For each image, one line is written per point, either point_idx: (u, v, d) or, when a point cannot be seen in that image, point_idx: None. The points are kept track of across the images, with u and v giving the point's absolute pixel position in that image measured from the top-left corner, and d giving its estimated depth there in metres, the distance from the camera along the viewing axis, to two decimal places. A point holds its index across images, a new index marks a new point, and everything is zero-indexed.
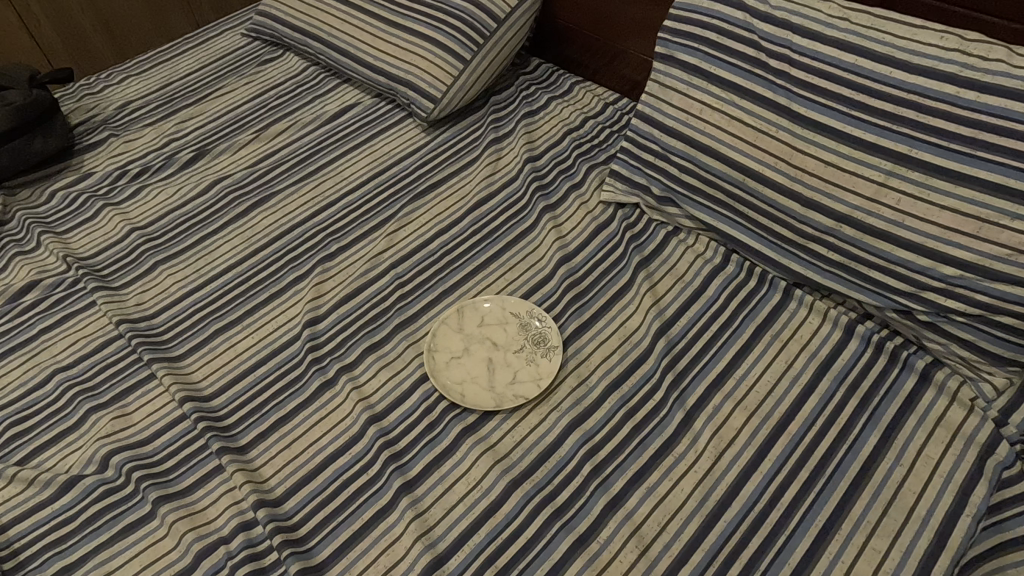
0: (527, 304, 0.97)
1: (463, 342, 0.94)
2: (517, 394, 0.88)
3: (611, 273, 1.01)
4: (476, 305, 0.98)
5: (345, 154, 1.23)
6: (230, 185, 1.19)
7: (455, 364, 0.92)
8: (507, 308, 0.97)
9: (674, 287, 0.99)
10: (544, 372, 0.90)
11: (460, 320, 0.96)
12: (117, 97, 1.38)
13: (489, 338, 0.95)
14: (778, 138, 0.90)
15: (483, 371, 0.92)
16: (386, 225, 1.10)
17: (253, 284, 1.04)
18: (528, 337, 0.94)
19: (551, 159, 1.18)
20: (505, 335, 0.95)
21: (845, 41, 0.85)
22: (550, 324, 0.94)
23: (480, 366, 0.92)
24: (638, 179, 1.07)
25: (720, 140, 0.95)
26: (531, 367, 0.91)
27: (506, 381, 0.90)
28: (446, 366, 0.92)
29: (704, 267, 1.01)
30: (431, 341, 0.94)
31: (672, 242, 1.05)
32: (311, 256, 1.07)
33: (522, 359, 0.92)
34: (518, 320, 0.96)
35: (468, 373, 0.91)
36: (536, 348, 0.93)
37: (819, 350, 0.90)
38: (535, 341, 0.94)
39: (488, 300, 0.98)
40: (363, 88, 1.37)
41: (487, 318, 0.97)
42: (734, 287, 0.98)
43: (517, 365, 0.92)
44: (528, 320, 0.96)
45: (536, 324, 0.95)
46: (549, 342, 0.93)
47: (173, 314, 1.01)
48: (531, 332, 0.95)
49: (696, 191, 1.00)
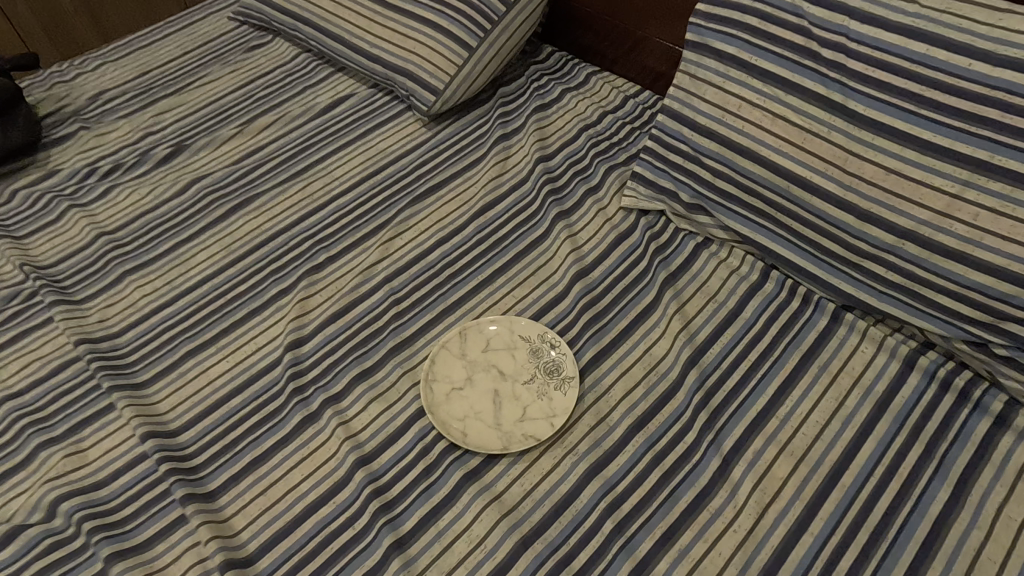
0: (540, 327, 0.85)
1: (465, 370, 0.83)
2: (526, 434, 0.77)
3: (634, 291, 0.89)
4: (481, 327, 0.86)
5: (337, 152, 1.12)
6: (209, 185, 1.07)
7: (456, 396, 0.81)
8: (516, 331, 0.86)
9: (706, 308, 0.87)
10: (558, 408, 0.78)
11: (462, 344, 0.85)
12: (90, 85, 1.26)
13: (495, 366, 0.84)
14: (830, 139, 0.78)
15: (488, 405, 0.80)
16: (381, 233, 0.99)
17: (230, 299, 0.93)
18: (539, 366, 0.83)
19: (565, 158, 1.06)
20: (513, 363, 0.84)
21: (915, 28, 0.73)
22: (565, 351, 0.83)
23: (485, 399, 0.81)
24: (663, 183, 0.94)
25: (761, 141, 0.83)
26: (543, 402, 0.80)
27: (513, 418, 0.79)
28: (446, 399, 0.80)
29: (739, 284, 0.89)
30: (430, 370, 0.82)
31: (702, 255, 0.93)
32: (296, 267, 0.96)
33: (533, 392, 0.81)
34: (528, 345, 0.85)
35: (469, 407, 0.80)
36: (548, 379, 0.82)
37: (874, 385, 0.78)
38: (547, 371, 0.82)
39: (495, 320, 0.86)
40: (358, 78, 1.25)
41: (494, 343, 0.85)
42: (775, 309, 0.86)
43: (527, 400, 0.80)
44: (539, 345, 0.84)
45: (548, 350, 0.84)
46: (564, 373, 0.81)
47: (139, 334, 0.90)
48: (542, 359, 0.83)
49: (730, 199, 0.88)
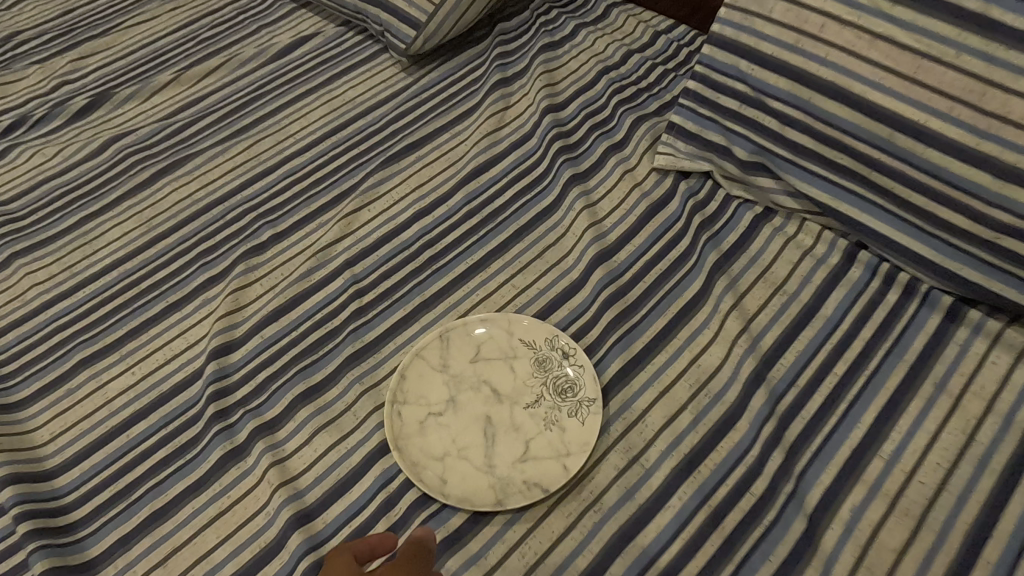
0: (547, 329, 0.63)
1: (446, 390, 0.61)
2: (530, 481, 0.56)
3: (674, 280, 0.67)
4: (468, 329, 0.64)
5: (294, 102, 0.89)
6: (131, 144, 0.84)
7: (434, 426, 0.59)
8: (516, 334, 0.64)
9: (772, 302, 0.64)
10: (575, 445, 0.57)
11: (441, 353, 0.63)
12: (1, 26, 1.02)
13: (488, 382, 0.62)
14: (962, 68, 0.55)
15: (478, 437, 0.59)
16: (343, 204, 0.76)
17: (143, 290, 0.71)
18: (548, 384, 0.61)
19: (581, 107, 0.83)
20: (512, 378, 0.62)
21: None
22: (583, 363, 0.61)
23: (473, 428, 0.59)
24: (711, 136, 0.71)
25: (855, 73, 0.60)
26: (553, 436, 0.58)
27: (512, 457, 0.57)
28: (419, 430, 0.59)
29: (817, 268, 0.66)
30: (398, 389, 0.60)
31: (762, 229, 0.70)
32: (233, 247, 0.74)
33: (540, 421, 0.59)
34: (532, 355, 0.63)
35: (452, 441, 0.58)
36: (560, 403, 0.60)
37: (1018, 411, 0.55)
38: (558, 391, 0.61)
39: (487, 319, 0.64)
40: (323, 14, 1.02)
41: (486, 350, 0.63)
42: (866, 303, 0.63)
43: (531, 431, 0.59)
44: (548, 355, 0.62)
45: (560, 361, 0.62)
46: (581, 395, 0.60)
47: (22, 336, 0.68)
48: (551, 374, 0.61)
49: (805, 155, 0.65)
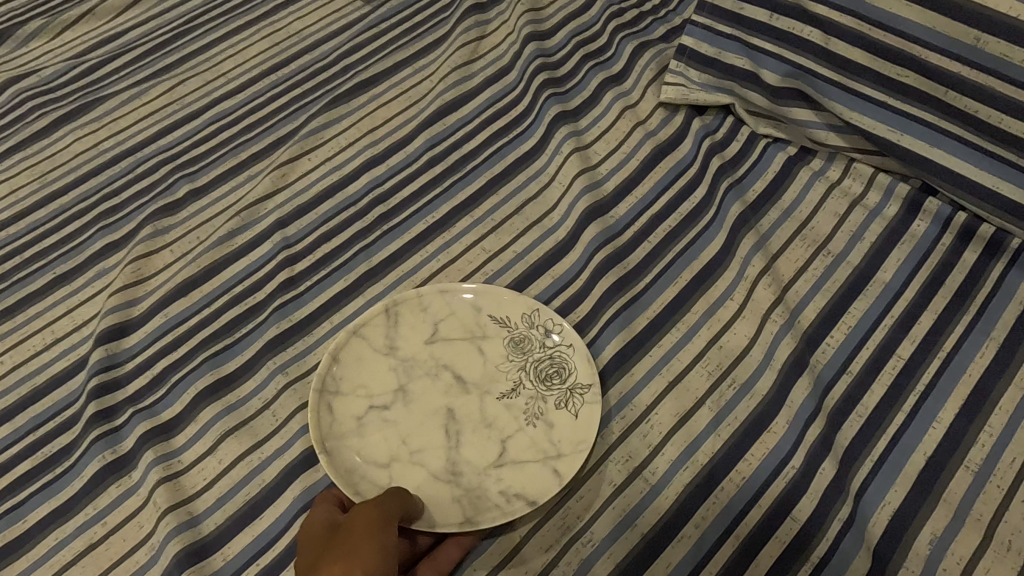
0: (526, 301, 0.48)
1: (393, 377, 0.46)
2: (509, 492, 0.42)
3: (687, 238, 0.53)
4: (421, 300, 0.49)
5: (231, 35, 0.74)
6: (32, 86, 0.70)
7: (377, 425, 0.44)
8: (485, 311, 0.49)
9: (813, 263, 0.50)
10: (567, 445, 0.43)
11: (387, 331, 0.48)
12: None
13: (450, 367, 0.47)
14: None
15: (437, 436, 0.44)
16: (278, 154, 0.62)
17: (27, 259, 0.57)
18: (527, 368, 0.47)
19: (571, 34, 0.68)
20: (481, 363, 0.47)
21: None
22: (573, 342, 0.47)
23: (430, 426, 0.45)
24: (731, 59, 0.56)
25: None
26: (537, 433, 0.44)
27: (483, 463, 0.43)
28: (357, 429, 0.44)
29: (870, 221, 0.52)
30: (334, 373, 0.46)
31: (797, 174, 0.55)
32: (142, 206, 0.60)
33: (518, 414, 0.45)
34: (506, 333, 0.48)
35: (401, 443, 0.44)
36: (544, 391, 0.46)
37: None
38: (541, 377, 0.46)
39: (446, 287, 0.49)
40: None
41: (445, 327, 0.48)
42: (936, 265, 0.49)
43: (507, 428, 0.45)
44: (526, 332, 0.48)
45: (542, 340, 0.47)
46: (573, 381, 0.46)
47: None
48: (532, 356, 0.47)
49: (860, 73, 0.50)
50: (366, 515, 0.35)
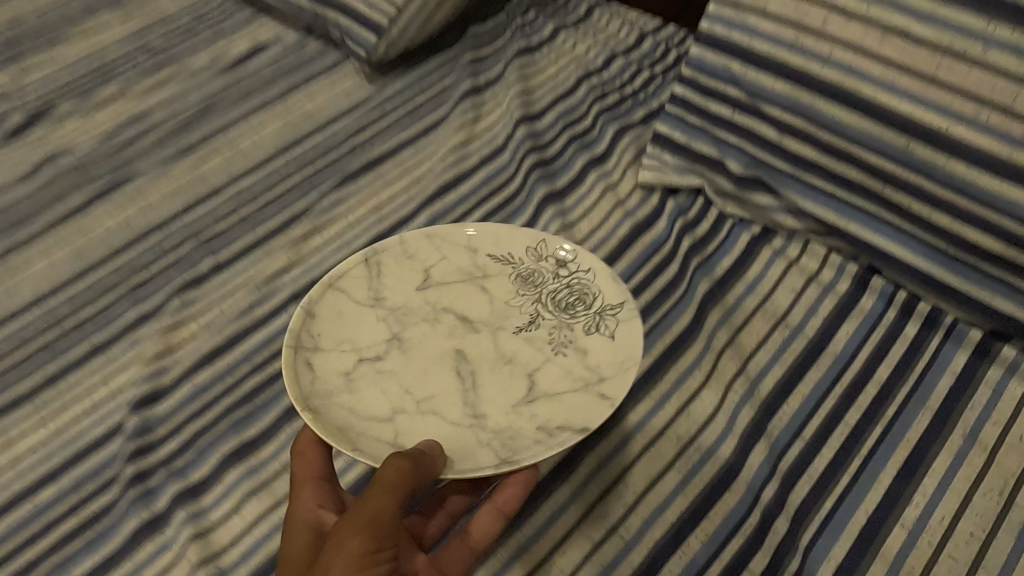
0: (535, 236, 0.57)
1: (386, 328, 0.53)
2: (552, 415, 0.49)
3: (663, 309, 0.58)
4: (406, 250, 0.56)
5: (248, 115, 0.81)
6: (67, 166, 0.77)
7: (371, 373, 0.50)
8: (482, 252, 0.57)
9: (772, 337, 0.56)
10: (608, 365, 0.50)
11: (372, 284, 0.54)
12: None
13: (451, 309, 0.55)
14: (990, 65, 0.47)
15: (453, 381, 0.51)
16: (293, 231, 0.69)
17: (66, 331, 0.63)
18: (545, 301, 0.55)
19: (558, 117, 0.75)
20: (489, 302, 0.55)
21: None
22: (590, 269, 0.55)
23: (442, 371, 0.51)
24: (699, 147, 0.63)
25: (863, 73, 0.52)
26: (565, 355, 0.52)
27: (510, 405, 0.50)
28: (346, 384, 0.49)
29: (823, 297, 0.58)
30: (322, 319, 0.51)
31: (760, 252, 0.62)
32: (169, 279, 0.66)
33: (542, 344, 0.53)
34: (515, 270, 0.57)
35: (405, 393, 0.50)
36: (569, 318, 0.54)
37: None
38: (560, 307, 0.54)
39: (434, 233, 0.57)
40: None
41: (439, 273, 0.56)
42: (881, 338, 0.55)
43: (533, 361, 0.52)
44: (535, 267, 0.57)
45: (553, 274, 0.56)
46: (599, 305, 0.53)
47: None
48: (547, 287, 0.55)
49: (806, 166, 0.57)
50: (348, 543, 0.38)
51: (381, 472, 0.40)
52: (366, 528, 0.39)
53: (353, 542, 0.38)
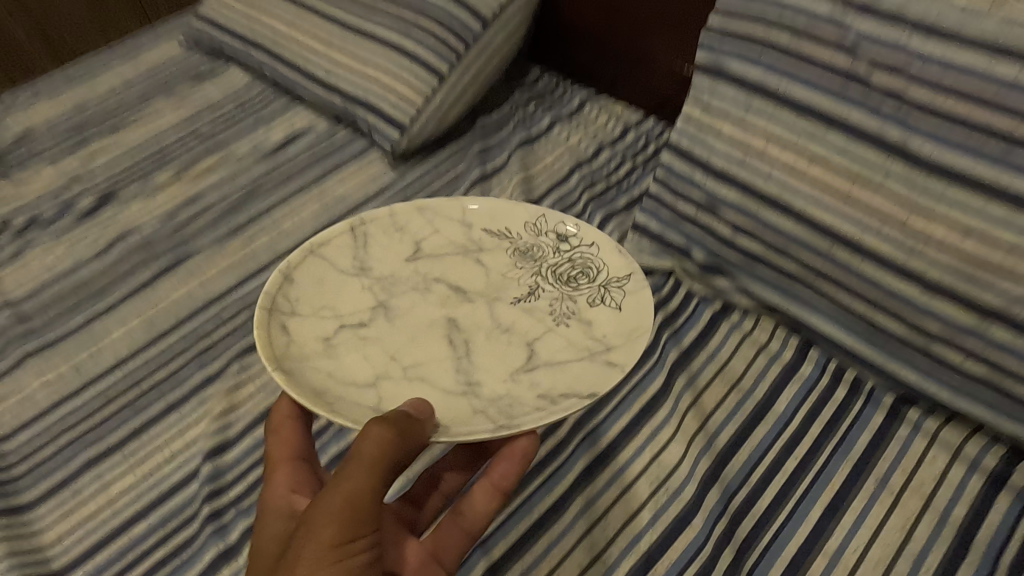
0: (534, 214, 0.70)
1: (371, 296, 0.64)
2: (554, 377, 0.58)
3: (638, 376, 0.71)
4: (391, 222, 0.68)
5: (289, 199, 0.94)
6: (137, 244, 0.91)
7: (351, 339, 0.60)
8: (479, 228, 0.69)
9: (727, 398, 0.69)
10: (609, 335, 0.60)
11: (355, 254, 0.66)
12: (27, 137, 1.09)
13: (443, 280, 0.66)
14: (887, 194, 0.60)
15: (444, 346, 0.61)
16: None
17: (144, 389, 0.76)
18: (546, 276, 0.66)
19: (554, 203, 0.89)
20: (487, 272, 0.67)
21: (993, 45, 0.55)
22: (594, 246, 0.67)
23: (434, 337, 0.62)
24: (672, 237, 0.77)
25: (795, 191, 0.65)
26: (563, 324, 0.62)
27: (506, 373, 0.59)
28: (325, 347, 0.58)
29: (770, 365, 0.71)
30: (300, 291, 0.61)
31: (720, 325, 0.75)
32: (229, 345, 0.79)
33: (543, 315, 0.63)
34: (511, 245, 0.69)
35: (392, 360, 0.59)
36: (568, 290, 0.65)
37: (951, 508, 0.60)
38: (563, 280, 0.66)
39: (425, 208, 0.70)
40: (318, 72, 1.02)
41: (431, 246, 0.68)
42: (815, 400, 0.68)
43: (532, 331, 0.62)
44: (535, 245, 0.69)
45: (553, 250, 0.68)
46: (602, 279, 0.65)
47: (32, 439, 0.73)
48: (546, 262, 0.67)
49: (754, 259, 0.71)
50: (322, 528, 0.45)
51: (360, 442, 0.47)
52: (347, 502, 0.46)
53: (325, 526, 0.45)
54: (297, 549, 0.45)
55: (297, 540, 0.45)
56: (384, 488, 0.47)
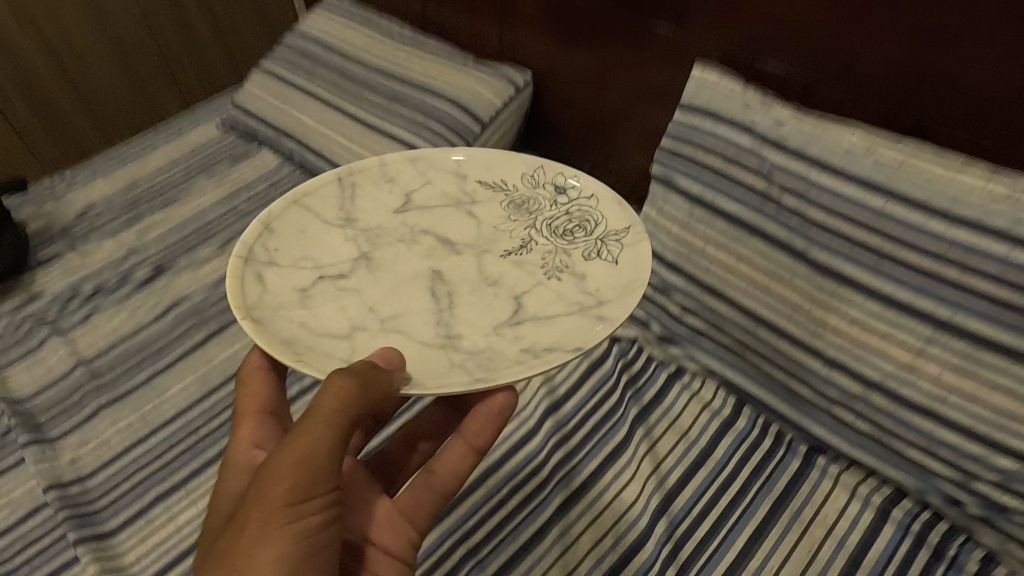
0: (535, 167, 0.77)
1: (355, 249, 0.70)
2: (545, 326, 0.63)
3: (605, 428, 0.88)
4: (377, 175, 0.76)
5: None
6: (188, 310, 1.08)
7: (330, 292, 0.65)
8: (472, 182, 0.77)
9: (677, 447, 0.85)
10: (598, 287, 0.65)
11: (341, 206, 0.73)
12: (88, 211, 1.26)
13: (432, 233, 0.72)
14: (794, 289, 0.78)
15: (427, 300, 0.66)
16: None
17: (201, 436, 0.92)
18: (542, 229, 0.73)
19: None
20: (484, 224, 0.74)
21: (866, 181, 0.73)
22: (589, 199, 0.74)
23: (416, 287, 0.67)
24: (636, 311, 0.95)
25: (728, 283, 0.83)
26: (554, 274, 0.68)
27: (492, 325, 0.64)
28: (302, 297, 0.63)
29: (712, 420, 0.87)
30: (280, 239, 0.67)
31: (673, 386, 0.91)
32: None
33: (534, 266, 0.69)
34: (508, 198, 0.75)
35: (372, 310, 0.65)
36: (560, 242, 0.71)
37: (847, 537, 0.76)
38: (557, 233, 0.72)
39: (417, 160, 0.77)
40: (341, 162, 1.20)
41: (425, 200, 0.75)
42: (747, 449, 0.84)
43: (522, 283, 0.68)
44: (533, 197, 0.75)
45: (549, 203, 0.75)
46: (595, 234, 0.71)
47: (110, 476, 0.89)
48: (543, 215, 0.74)
49: (700, 332, 0.88)
50: (276, 483, 0.50)
51: (320, 397, 0.51)
52: (302, 456, 0.51)
53: (277, 481, 0.50)
54: (255, 498, 0.50)
55: (254, 491, 0.51)
56: (340, 441, 0.52)
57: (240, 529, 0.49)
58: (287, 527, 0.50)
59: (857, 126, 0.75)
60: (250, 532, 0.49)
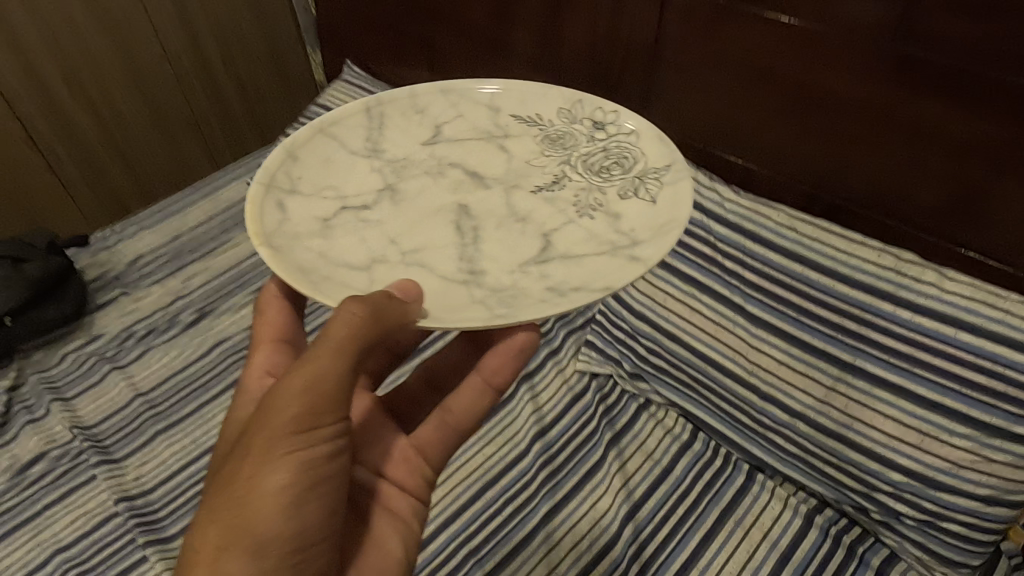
0: (574, 102, 0.87)
1: (378, 178, 0.80)
2: (579, 259, 0.70)
3: (584, 449, 1.05)
4: (392, 110, 0.87)
5: None
6: (229, 348, 1.26)
7: (356, 222, 0.74)
8: (508, 115, 0.87)
9: (643, 466, 1.03)
10: (627, 226, 0.72)
11: (365, 133, 0.84)
12: (137, 260, 1.45)
13: (461, 167, 0.82)
14: (735, 337, 0.96)
15: (457, 235, 0.74)
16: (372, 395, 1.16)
17: None
18: (582, 163, 0.81)
19: None
20: (522, 157, 0.83)
21: (789, 249, 0.91)
22: (625, 139, 0.82)
23: (446, 220, 0.76)
24: (612, 351, 1.13)
25: (684, 331, 1.01)
26: (590, 202, 0.76)
27: (521, 261, 0.71)
28: (322, 226, 0.72)
29: (672, 444, 1.05)
30: (304, 167, 0.77)
31: (642, 415, 1.09)
32: None
33: (569, 196, 0.78)
34: (549, 130, 0.85)
35: (397, 239, 0.73)
36: (598, 175, 0.79)
37: (780, 539, 0.93)
38: (596, 168, 0.80)
39: (437, 90, 0.89)
40: None
41: (451, 132, 0.86)
42: (701, 468, 1.02)
43: (552, 221, 0.75)
44: (576, 132, 0.85)
45: (588, 140, 0.84)
46: (633, 170, 0.78)
47: (168, 490, 1.06)
48: (583, 149, 0.83)
49: (662, 370, 1.06)
50: (285, 406, 0.59)
51: (331, 326, 0.58)
52: (309, 383, 0.59)
53: (286, 406, 0.59)
54: (266, 418, 0.59)
55: (268, 409, 0.60)
56: (346, 369, 0.60)
57: (252, 447, 0.59)
58: (294, 450, 0.59)
59: (782, 205, 0.94)
60: (260, 451, 0.59)
